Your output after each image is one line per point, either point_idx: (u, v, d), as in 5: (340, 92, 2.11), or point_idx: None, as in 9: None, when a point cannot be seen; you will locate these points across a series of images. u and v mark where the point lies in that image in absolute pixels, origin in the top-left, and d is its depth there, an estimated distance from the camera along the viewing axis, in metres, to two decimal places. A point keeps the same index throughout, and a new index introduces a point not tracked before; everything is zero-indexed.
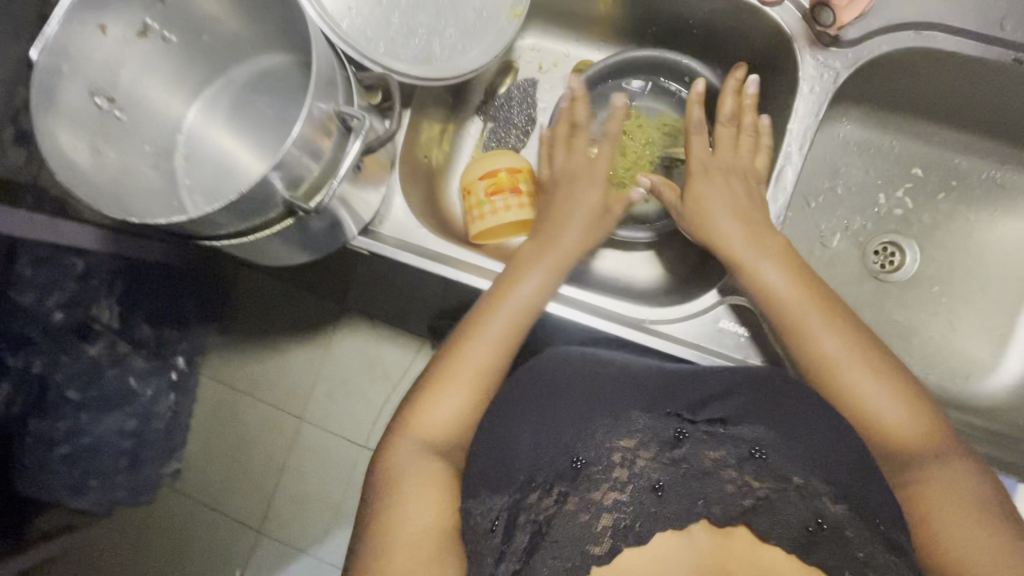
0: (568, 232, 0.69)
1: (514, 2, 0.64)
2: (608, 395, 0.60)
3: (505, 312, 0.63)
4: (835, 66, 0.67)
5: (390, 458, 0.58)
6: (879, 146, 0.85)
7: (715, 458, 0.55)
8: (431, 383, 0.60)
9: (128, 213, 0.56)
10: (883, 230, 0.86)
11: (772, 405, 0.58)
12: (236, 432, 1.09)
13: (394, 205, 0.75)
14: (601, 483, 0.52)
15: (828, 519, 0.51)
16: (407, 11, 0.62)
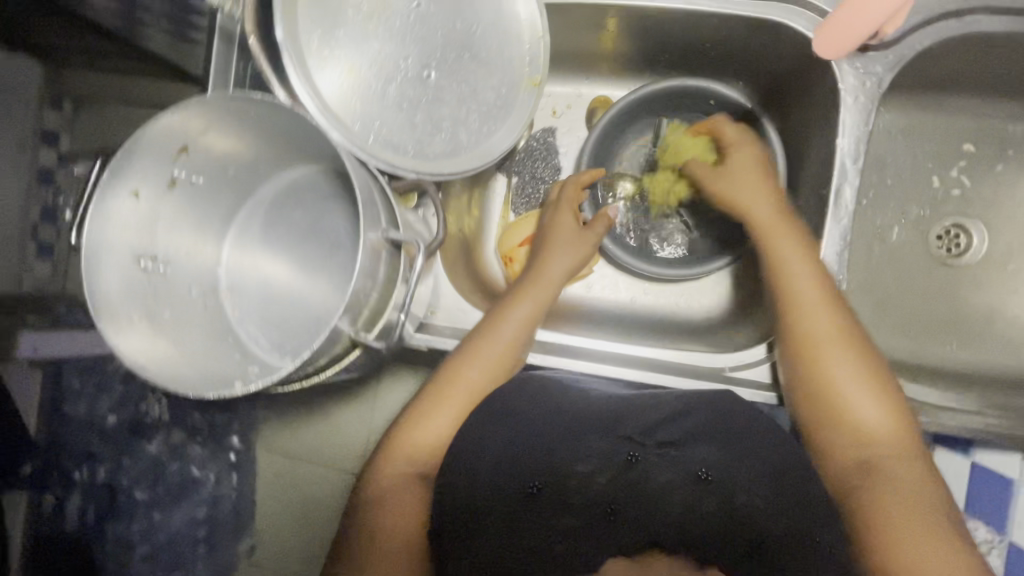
0: (557, 266, 0.71)
1: (532, 70, 0.61)
2: (576, 424, 0.69)
3: (499, 347, 0.66)
4: (877, 73, 0.64)
5: (381, 470, 0.63)
6: (925, 128, 0.81)
7: (664, 480, 0.67)
8: (423, 405, 0.66)
9: (190, 374, 0.56)
10: (943, 214, 0.82)
11: (723, 422, 0.65)
12: (301, 503, 0.90)
13: (443, 293, 0.73)
14: (561, 498, 0.67)
15: None
16: (428, 106, 0.59)
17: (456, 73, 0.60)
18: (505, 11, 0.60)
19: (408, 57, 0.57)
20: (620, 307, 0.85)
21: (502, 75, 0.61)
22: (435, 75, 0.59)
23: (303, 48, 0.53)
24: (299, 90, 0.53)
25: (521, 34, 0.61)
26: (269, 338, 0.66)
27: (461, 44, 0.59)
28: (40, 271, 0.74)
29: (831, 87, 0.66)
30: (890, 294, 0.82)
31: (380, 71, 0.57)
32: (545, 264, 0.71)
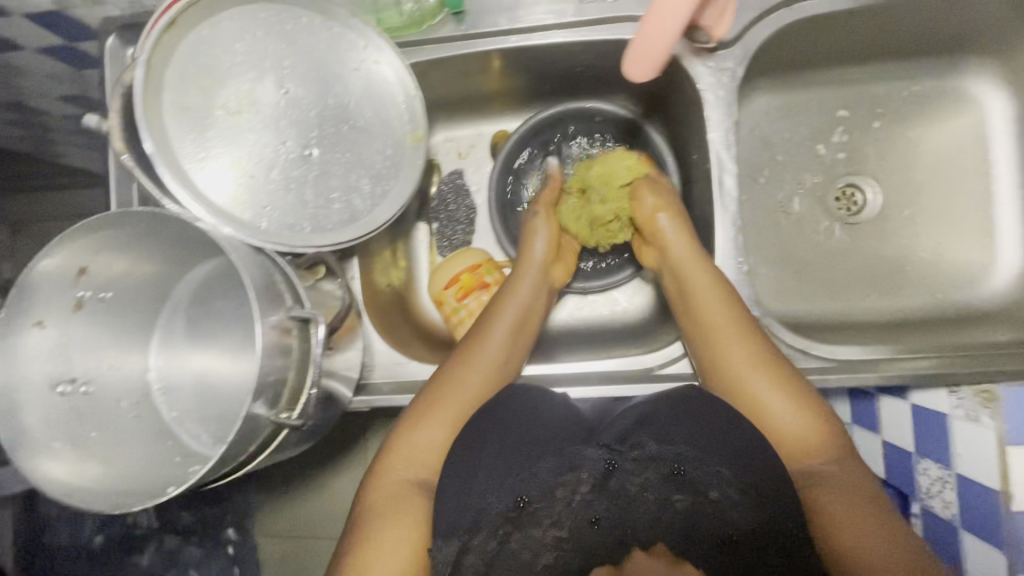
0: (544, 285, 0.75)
1: (413, 126, 0.65)
2: (548, 432, 0.60)
3: (489, 357, 0.67)
4: (731, 67, 0.68)
5: (373, 492, 0.62)
6: (799, 103, 0.86)
7: (638, 483, 0.56)
8: (414, 419, 0.65)
9: (125, 488, 0.58)
10: (835, 178, 0.86)
11: (695, 415, 0.59)
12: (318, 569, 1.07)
13: (376, 349, 0.74)
14: (544, 520, 0.55)
15: (725, 505, 0.55)
16: (318, 182, 0.61)
17: (338, 144, 0.62)
18: (375, 77, 0.63)
19: (287, 140, 0.59)
20: (557, 325, 0.87)
21: (384, 137, 0.64)
22: (319, 152, 0.61)
23: (178, 155, 0.55)
24: (180, 195, 0.54)
25: (395, 96, 0.64)
26: (207, 432, 0.66)
27: (338, 116, 0.62)
28: None
29: (693, 89, 0.71)
30: (804, 261, 0.86)
31: (261, 159, 0.58)
32: (522, 278, 0.73)
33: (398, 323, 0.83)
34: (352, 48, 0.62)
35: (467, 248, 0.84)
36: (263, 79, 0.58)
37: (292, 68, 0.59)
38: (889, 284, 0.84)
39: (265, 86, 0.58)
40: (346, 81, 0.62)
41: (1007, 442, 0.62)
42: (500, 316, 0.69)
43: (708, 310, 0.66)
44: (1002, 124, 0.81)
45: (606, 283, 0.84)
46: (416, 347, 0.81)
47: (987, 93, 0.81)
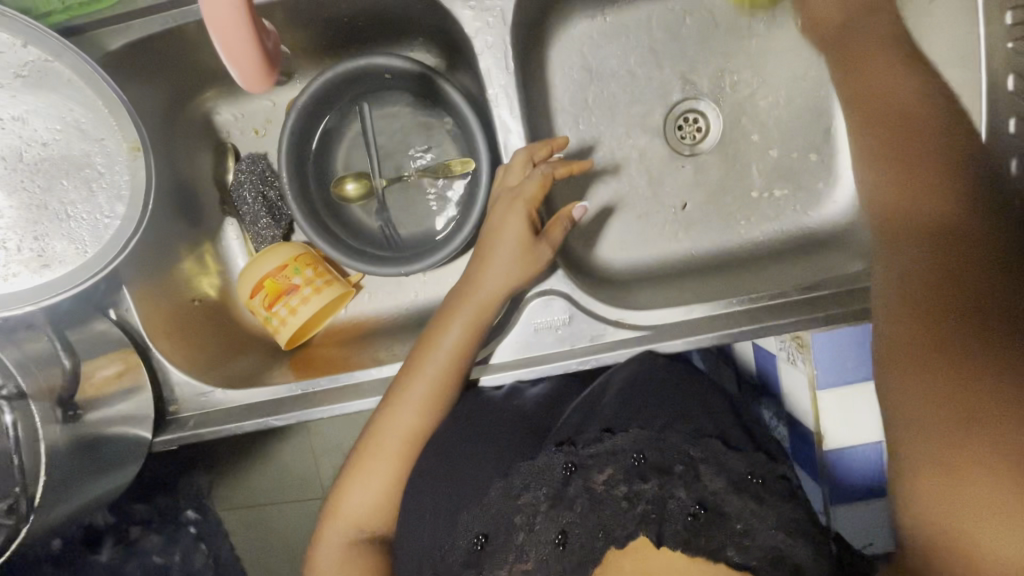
0: (490, 279, 0.62)
1: (123, 133, 0.54)
2: (502, 446, 0.58)
3: (431, 375, 0.61)
4: (497, 6, 0.61)
5: (323, 544, 0.59)
6: (619, 21, 0.76)
7: (603, 481, 0.53)
8: (360, 460, 0.60)
9: None
10: (672, 104, 0.77)
11: (640, 395, 0.58)
12: (279, 540, 1.08)
13: (175, 381, 0.68)
14: (509, 555, 0.52)
15: (708, 501, 0.51)
16: (15, 225, 0.53)
17: (27, 176, 0.53)
18: (49, 79, 0.52)
19: None
20: (401, 307, 0.82)
21: (89, 152, 0.53)
22: (3, 193, 0.52)
23: None
24: None
25: (84, 98, 0.53)
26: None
27: (15, 142, 0.52)
28: None
29: (463, 33, 0.63)
30: (654, 198, 0.79)
31: None
32: (478, 276, 0.63)
33: (207, 343, 0.74)
34: (3, 53, 0.51)
35: (275, 244, 0.76)
36: None
37: None
38: (743, 213, 0.78)
39: None
40: (10, 95, 0.51)
41: (817, 387, 0.60)
42: (451, 320, 0.62)
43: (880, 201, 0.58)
44: None
45: (412, 266, 0.71)
46: (241, 362, 0.75)
47: None
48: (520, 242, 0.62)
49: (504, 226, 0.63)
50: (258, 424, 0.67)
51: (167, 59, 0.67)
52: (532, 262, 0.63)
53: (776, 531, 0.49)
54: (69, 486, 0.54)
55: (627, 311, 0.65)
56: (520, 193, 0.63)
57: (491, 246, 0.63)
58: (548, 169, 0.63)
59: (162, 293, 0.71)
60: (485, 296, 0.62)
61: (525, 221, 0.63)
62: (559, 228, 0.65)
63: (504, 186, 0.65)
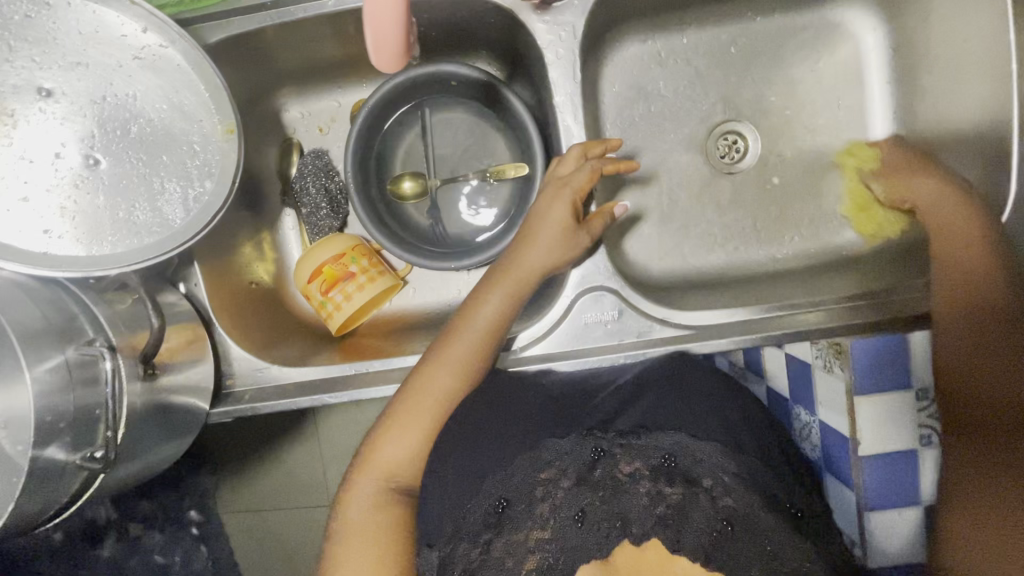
0: (534, 255, 0.65)
1: (220, 116, 0.58)
2: (527, 425, 0.60)
3: (469, 339, 0.63)
4: (569, 22, 0.66)
5: (351, 492, 0.59)
6: (671, 46, 0.81)
7: (629, 473, 0.55)
8: (396, 416, 0.62)
9: None
10: (713, 126, 0.83)
11: (681, 398, 0.60)
12: (281, 544, 1.09)
13: (234, 357, 0.71)
14: (524, 522, 0.54)
15: (735, 519, 0.52)
16: (113, 191, 0.56)
17: (128, 149, 0.56)
18: (161, 63, 0.57)
19: (61, 151, 0.54)
20: (444, 304, 0.85)
21: (186, 131, 0.58)
22: (105, 160, 0.56)
23: None
24: None
25: (190, 81, 0.57)
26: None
27: (123, 116, 0.56)
28: None
29: (535, 46, 0.68)
30: (689, 214, 0.83)
31: (32, 177, 0.53)
32: (521, 249, 0.66)
33: (261, 327, 0.77)
34: (124, 36, 0.56)
35: (332, 233, 0.80)
36: (15, 86, 0.53)
37: (51, 68, 0.54)
38: (770, 234, 0.82)
39: (20, 94, 0.53)
40: (125, 74, 0.56)
41: (855, 392, 0.61)
42: (489, 292, 0.65)
43: (948, 260, 0.65)
44: (875, 57, 0.79)
45: (462, 262, 0.74)
46: (289, 344, 0.77)
47: (865, 28, 0.78)
48: (566, 226, 0.66)
49: (551, 216, 0.66)
50: (313, 401, 0.69)
51: (253, 54, 0.73)
52: (575, 250, 0.66)
53: (801, 555, 0.51)
54: (143, 439, 0.57)
55: (672, 310, 0.68)
56: (569, 184, 0.66)
57: (535, 227, 0.66)
58: (598, 164, 0.67)
59: (223, 274, 0.74)
60: (526, 271, 0.65)
61: (574, 213, 0.66)
62: (604, 221, 0.68)
63: (552, 175, 0.68)
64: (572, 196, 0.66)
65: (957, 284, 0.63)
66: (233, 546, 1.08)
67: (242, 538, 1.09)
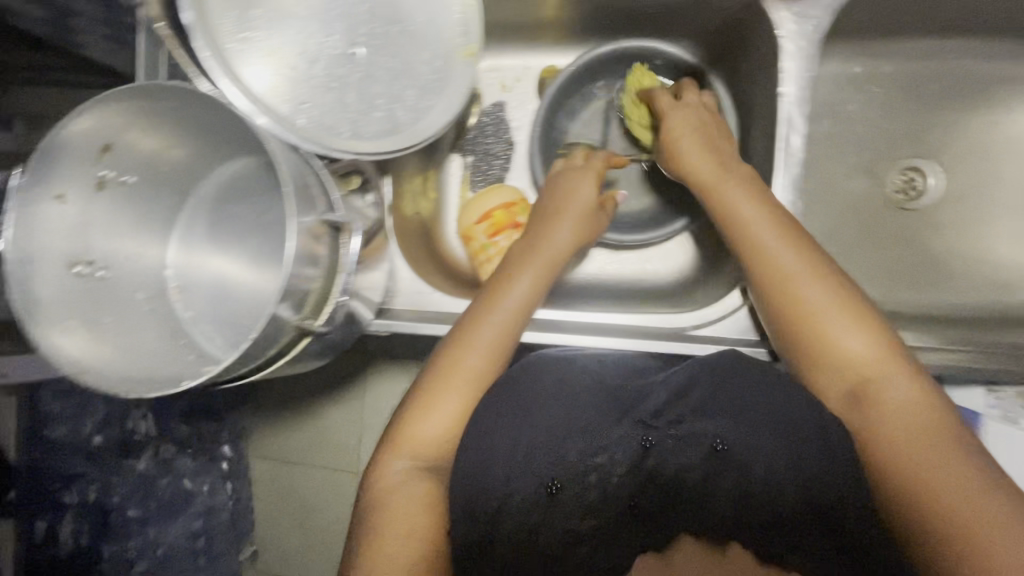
0: (560, 238, 0.67)
1: (465, 39, 0.59)
2: (578, 408, 0.56)
3: (495, 322, 0.62)
4: (814, 16, 0.63)
5: (381, 475, 0.57)
6: (871, 73, 0.81)
7: (679, 465, 0.53)
8: (429, 391, 0.60)
9: (175, 377, 0.55)
10: (898, 158, 0.81)
11: (735, 403, 0.54)
12: (300, 501, 1.06)
13: (400, 276, 0.75)
14: (571, 507, 0.53)
15: (787, 511, 0.51)
16: (363, 84, 0.57)
17: (385, 48, 0.58)
18: None
19: (332, 33, 0.56)
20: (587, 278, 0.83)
21: (436, 45, 0.59)
22: (365, 52, 0.57)
23: (220, 33, 0.52)
24: (216, 71, 0.51)
25: (452, 0, 0.59)
26: (223, 336, 0.62)
27: (389, 17, 0.58)
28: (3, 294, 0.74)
29: (770, 37, 0.65)
30: (853, 241, 0.82)
31: (302, 51, 0.55)
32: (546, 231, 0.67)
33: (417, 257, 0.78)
34: None
35: (501, 185, 0.81)
36: None
37: None
38: (931, 278, 0.79)
39: None
40: None
41: None
42: (516, 278, 0.64)
43: (777, 258, 0.58)
44: None
45: (624, 239, 0.77)
46: (440, 280, 0.78)
47: None
48: (576, 211, 0.68)
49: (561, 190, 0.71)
50: None
51: None
52: (594, 228, 0.70)
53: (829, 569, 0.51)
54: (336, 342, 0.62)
55: None
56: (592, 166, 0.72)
57: (559, 209, 0.69)
58: (605, 156, 0.73)
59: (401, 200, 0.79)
60: (553, 254, 0.66)
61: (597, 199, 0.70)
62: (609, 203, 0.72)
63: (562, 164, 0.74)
64: (588, 182, 0.70)
65: (813, 320, 0.56)
66: (252, 491, 1.07)
67: (264, 484, 1.07)
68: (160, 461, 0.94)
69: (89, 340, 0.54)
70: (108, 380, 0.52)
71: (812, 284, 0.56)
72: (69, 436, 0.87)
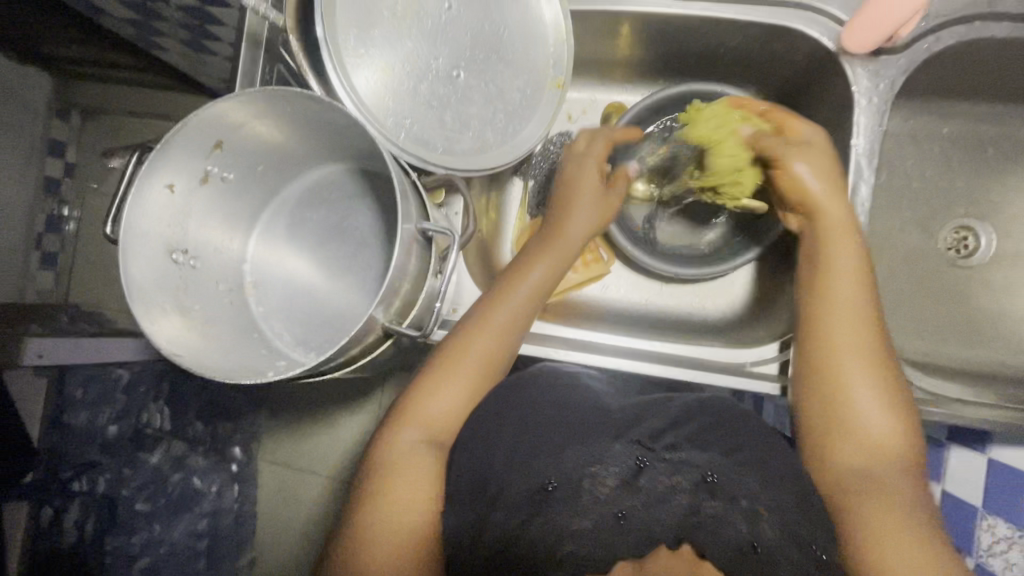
0: (573, 228, 0.69)
1: (554, 73, 0.63)
2: (583, 419, 0.55)
3: (513, 300, 0.64)
4: (887, 77, 0.66)
5: (388, 446, 0.58)
6: (931, 133, 0.83)
7: (666, 485, 0.50)
8: (440, 367, 0.61)
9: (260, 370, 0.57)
10: (951, 216, 0.83)
11: (729, 428, 0.57)
12: (303, 512, 1.05)
13: (466, 290, 0.75)
14: (564, 507, 0.48)
15: (765, 547, 0.47)
16: (460, 104, 0.60)
17: (483, 73, 0.61)
18: (534, 13, 0.62)
19: (438, 56, 0.59)
20: (634, 307, 0.85)
21: (530, 76, 0.63)
22: (464, 76, 0.60)
23: (341, 48, 0.56)
24: (335, 83, 0.55)
25: (550, 36, 0.62)
26: (293, 334, 0.65)
27: (490, 45, 0.61)
28: (46, 279, 0.87)
29: (844, 92, 0.68)
30: (899, 292, 0.83)
31: (411, 68, 0.58)
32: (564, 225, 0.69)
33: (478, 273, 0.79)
34: None
35: None
36: None
37: None
38: (974, 337, 0.80)
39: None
40: (505, 11, 0.61)
41: None
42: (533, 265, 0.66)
43: (831, 321, 0.61)
44: None
45: (680, 272, 0.78)
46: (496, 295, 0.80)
47: None
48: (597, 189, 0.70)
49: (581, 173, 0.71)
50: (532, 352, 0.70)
51: None
52: (610, 212, 0.72)
53: None
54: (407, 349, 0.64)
55: None
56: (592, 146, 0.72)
57: (573, 194, 0.70)
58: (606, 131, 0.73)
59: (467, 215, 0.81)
60: (569, 246, 0.68)
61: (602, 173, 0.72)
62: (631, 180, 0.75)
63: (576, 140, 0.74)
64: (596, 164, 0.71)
65: (838, 379, 0.59)
66: (258, 497, 1.05)
67: (269, 490, 1.06)
68: (174, 457, 0.93)
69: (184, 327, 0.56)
70: (206, 365, 0.54)
71: (867, 348, 0.59)
72: (87, 424, 0.86)
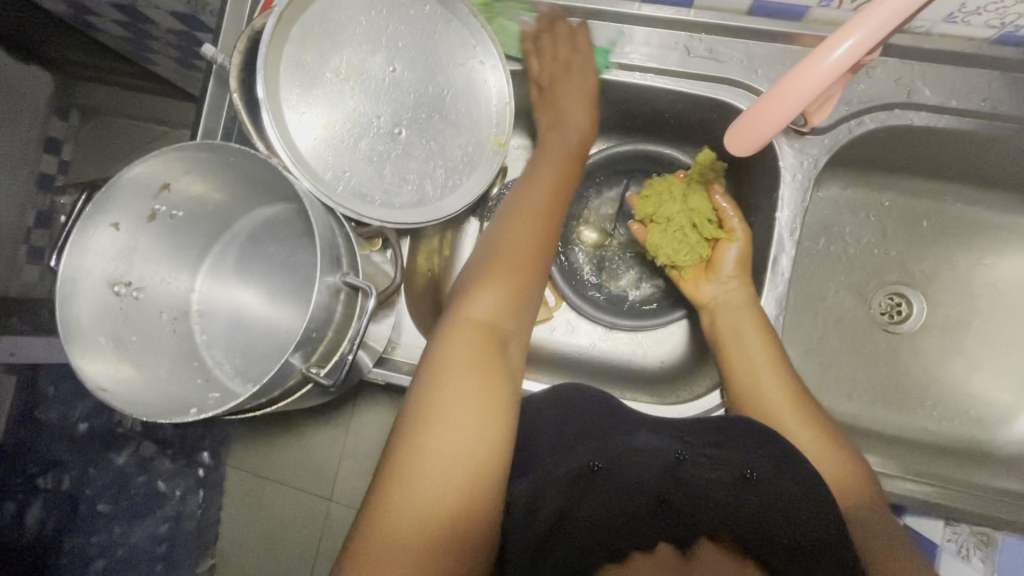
0: (574, 118, 0.71)
1: (496, 131, 0.66)
2: (614, 422, 0.61)
3: (543, 185, 0.67)
4: (812, 154, 0.71)
5: (444, 349, 0.54)
6: (869, 203, 0.86)
7: (710, 479, 0.54)
8: (487, 267, 0.60)
9: (186, 406, 0.60)
10: (886, 282, 0.86)
11: (759, 444, 0.56)
12: (264, 521, 1.05)
13: (405, 329, 0.78)
14: (614, 482, 0.56)
15: (809, 542, 0.50)
16: (400, 159, 0.64)
17: (425, 131, 0.65)
18: (476, 77, 0.66)
19: (380, 114, 0.63)
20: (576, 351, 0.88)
21: (470, 134, 0.66)
22: (406, 134, 0.64)
23: (285, 105, 0.59)
24: (273, 140, 0.58)
25: (491, 98, 0.66)
26: (232, 364, 0.68)
27: (432, 105, 0.65)
28: (31, 274, 0.84)
29: (773, 164, 0.73)
30: (833, 352, 0.86)
31: (354, 126, 0.62)
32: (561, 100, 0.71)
33: (423, 310, 0.82)
34: (461, 47, 0.66)
35: None
36: (370, 55, 0.63)
37: (400, 51, 0.64)
38: (901, 400, 0.83)
39: (371, 62, 0.63)
40: (448, 74, 0.65)
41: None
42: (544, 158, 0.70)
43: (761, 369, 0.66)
44: None
45: (618, 321, 0.83)
46: None
47: None
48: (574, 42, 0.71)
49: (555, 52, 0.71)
50: None
51: None
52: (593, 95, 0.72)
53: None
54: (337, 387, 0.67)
55: None
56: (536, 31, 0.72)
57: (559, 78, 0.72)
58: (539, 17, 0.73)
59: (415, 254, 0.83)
60: (570, 133, 0.71)
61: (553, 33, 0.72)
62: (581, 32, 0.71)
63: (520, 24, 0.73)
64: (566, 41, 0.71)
65: (780, 414, 0.63)
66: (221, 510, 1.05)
67: (235, 500, 1.05)
68: (141, 457, 0.97)
69: (117, 358, 0.59)
70: (136, 398, 0.57)
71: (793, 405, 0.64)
72: (59, 420, 0.90)
